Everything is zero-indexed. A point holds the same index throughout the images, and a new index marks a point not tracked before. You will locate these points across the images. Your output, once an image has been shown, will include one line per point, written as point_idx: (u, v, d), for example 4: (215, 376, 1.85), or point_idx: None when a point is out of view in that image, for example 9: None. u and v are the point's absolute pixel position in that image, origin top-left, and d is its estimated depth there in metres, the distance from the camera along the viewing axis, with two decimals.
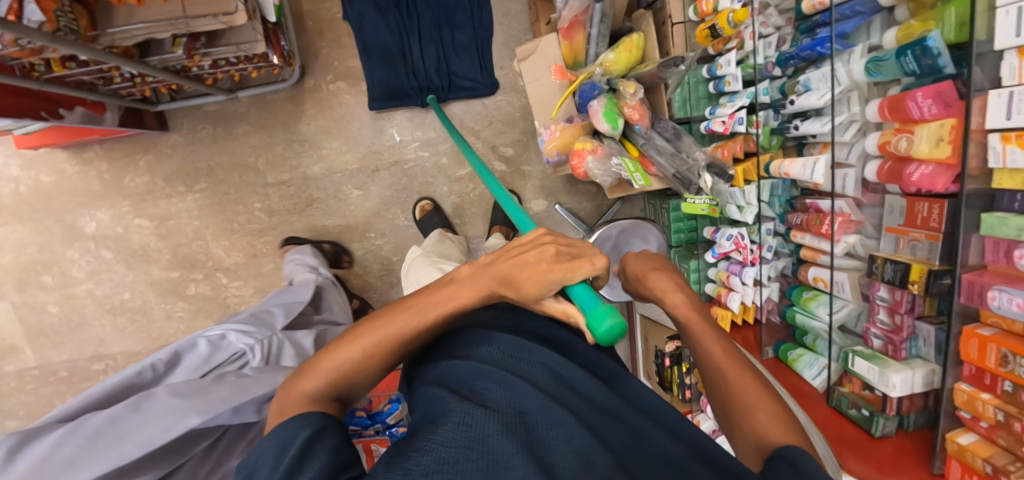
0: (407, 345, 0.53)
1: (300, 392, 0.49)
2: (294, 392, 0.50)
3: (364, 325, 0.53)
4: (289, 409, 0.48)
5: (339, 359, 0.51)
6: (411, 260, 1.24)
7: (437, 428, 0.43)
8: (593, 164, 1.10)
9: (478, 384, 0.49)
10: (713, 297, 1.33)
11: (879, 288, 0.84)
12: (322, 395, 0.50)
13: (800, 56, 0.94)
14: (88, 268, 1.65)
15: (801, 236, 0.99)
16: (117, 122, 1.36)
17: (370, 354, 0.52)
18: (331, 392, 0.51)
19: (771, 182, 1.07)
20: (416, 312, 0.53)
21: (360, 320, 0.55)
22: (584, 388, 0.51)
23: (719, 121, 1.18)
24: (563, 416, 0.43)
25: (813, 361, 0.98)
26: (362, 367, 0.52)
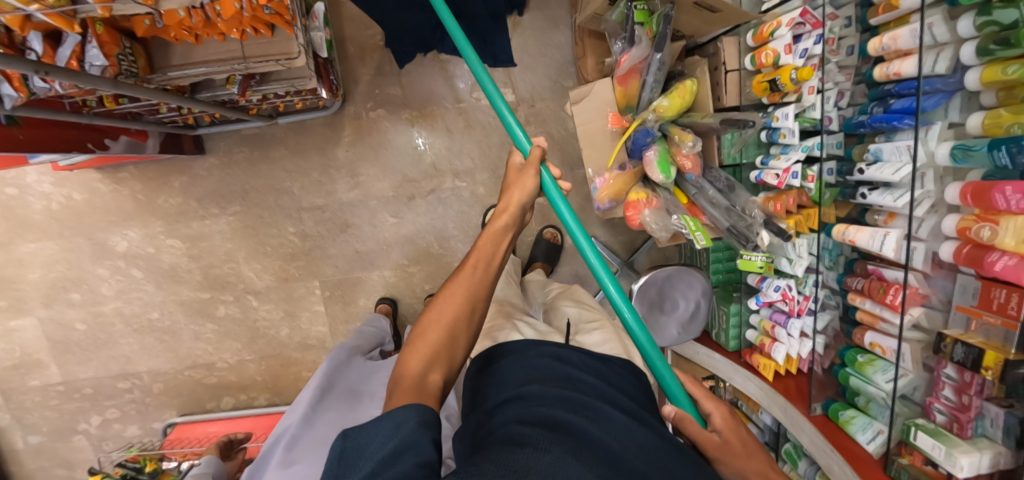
0: (477, 304, 0.72)
1: (403, 378, 0.61)
2: (400, 374, 0.62)
3: (436, 300, 0.72)
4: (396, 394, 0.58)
5: (430, 340, 0.66)
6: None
7: (512, 445, 0.48)
8: (650, 218, 1.10)
9: (541, 418, 0.54)
10: (754, 344, 1.33)
11: (946, 366, 0.84)
12: (416, 373, 0.62)
13: (870, 126, 0.93)
14: (117, 287, 1.63)
15: (860, 300, 0.99)
16: (158, 149, 1.34)
17: (454, 315, 0.69)
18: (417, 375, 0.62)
19: (818, 237, 1.10)
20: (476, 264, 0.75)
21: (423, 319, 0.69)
22: (619, 422, 0.58)
23: (771, 173, 1.17)
24: (598, 434, 0.52)
25: (867, 425, 0.99)
26: (440, 351, 0.65)
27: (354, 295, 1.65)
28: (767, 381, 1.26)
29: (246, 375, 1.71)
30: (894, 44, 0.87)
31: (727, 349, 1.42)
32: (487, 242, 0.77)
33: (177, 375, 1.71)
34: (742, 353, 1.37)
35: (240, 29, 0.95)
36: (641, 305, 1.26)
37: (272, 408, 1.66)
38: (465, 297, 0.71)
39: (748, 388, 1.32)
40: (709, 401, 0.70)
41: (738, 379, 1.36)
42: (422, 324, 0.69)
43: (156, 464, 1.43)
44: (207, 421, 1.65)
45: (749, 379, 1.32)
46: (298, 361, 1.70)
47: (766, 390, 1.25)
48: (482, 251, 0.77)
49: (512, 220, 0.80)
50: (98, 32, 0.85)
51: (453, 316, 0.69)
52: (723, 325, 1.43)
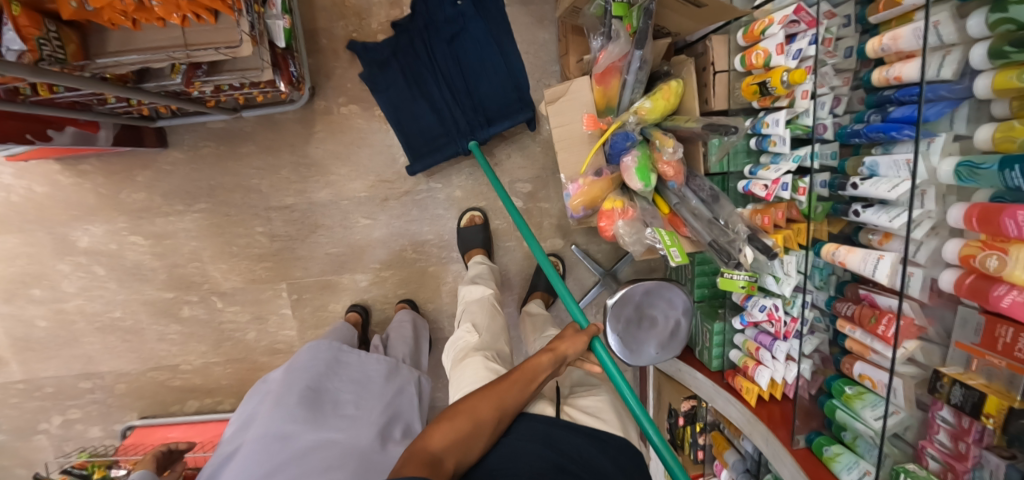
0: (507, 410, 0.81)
1: (421, 452, 0.69)
2: (420, 450, 0.70)
3: (476, 395, 0.80)
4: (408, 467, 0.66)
5: (449, 427, 0.74)
6: (461, 347, 1.09)
7: None
8: (624, 229, 1.00)
9: None
10: (737, 365, 1.24)
11: (941, 408, 0.75)
12: (431, 453, 0.69)
13: (867, 136, 0.83)
14: (78, 284, 1.57)
15: (849, 329, 0.89)
16: (112, 141, 1.27)
17: (482, 415, 0.77)
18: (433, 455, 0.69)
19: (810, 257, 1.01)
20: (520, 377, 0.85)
21: (454, 411, 0.77)
22: None
23: (760, 184, 1.09)
24: None
25: (853, 465, 0.90)
26: (458, 439, 0.72)
27: (324, 300, 1.58)
28: (750, 407, 1.17)
29: (212, 379, 1.64)
30: (895, 45, 0.78)
31: (710, 369, 1.32)
32: (529, 368, 0.87)
33: (140, 376, 1.64)
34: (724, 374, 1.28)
35: (180, 14, 0.88)
36: (617, 323, 1.17)
37: None
38: (498, 402, 0.80)
39: (730, 412, 1.24)
40: None
41: (720, 401, 1.27)
42: (449, 417, 0.76)
43: (104, 471, 1.38)
44: (169, 426, 1.58)
45: (731, 403, 1.23)
46: (265, 365, 1.63)
47: (748, 416, 1.16)
48: (524, 374, 0.86)
49: (555, 360, 0.89)
50: (14, 14, 0.77)
51: (481, 417, 0.77)
52: (706, 343, 1.34)
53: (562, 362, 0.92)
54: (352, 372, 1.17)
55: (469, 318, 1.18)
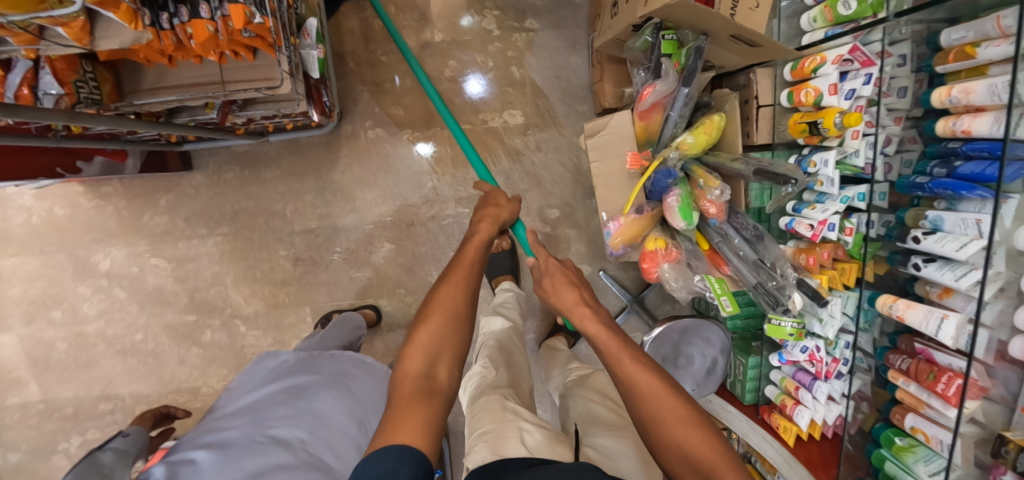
0: (470, 293, 0.83)
1: (408, 376, 0.71)
2: (406, 374, 0.71)
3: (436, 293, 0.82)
4: (402, 396, 0.67)
5: (429, 330, 0.75)
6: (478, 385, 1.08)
7: None
8: (670, 273, 0.98)
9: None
10: (773, 402, 1.23)
11: (1004, 473, 0.74)
12: (420, 373, 0.71)
13: (930, 190, 0.81)
14: (99, 306, 1.54)
15: (903, 382, 0.88)
16: (139, 169, 1.24)
17: (449, 303, 0.80)
18: (421, 377, 0.70)
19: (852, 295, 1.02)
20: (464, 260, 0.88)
21: (424, 313, 0.79)
22: None
23: (804, 222, 1.06)
24: None
25: None
26: (438, 350, 0.74)
27: None
28: (787, 446, 1.16)
29: None
30: (965, 99, 0.75)
31: (743, 402, 1.31)
32: (476, 245, 0.91)
33: (160, 399, 1.62)
34: (759, 410, 1.26)
35: (218, 52, 0.85)
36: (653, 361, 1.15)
37: None
38: (464, 292, 0.82)
39: (763, 450, 1.22)
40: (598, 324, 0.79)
41: (754, 437, 1.25)
42: (421, 323, 0.77)
43: None
44: None
45: (766, 440, 1.21)
46: None
47: (785, 456, 1.15)
48: (474, 251, 0.91)
49: (492, 227, 0.97)
50: (51, 57, 0.75)
51: (450, 308, 0.79)
52: (739, 376, 1.33)
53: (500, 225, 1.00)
54: (370, 392, 0.98)
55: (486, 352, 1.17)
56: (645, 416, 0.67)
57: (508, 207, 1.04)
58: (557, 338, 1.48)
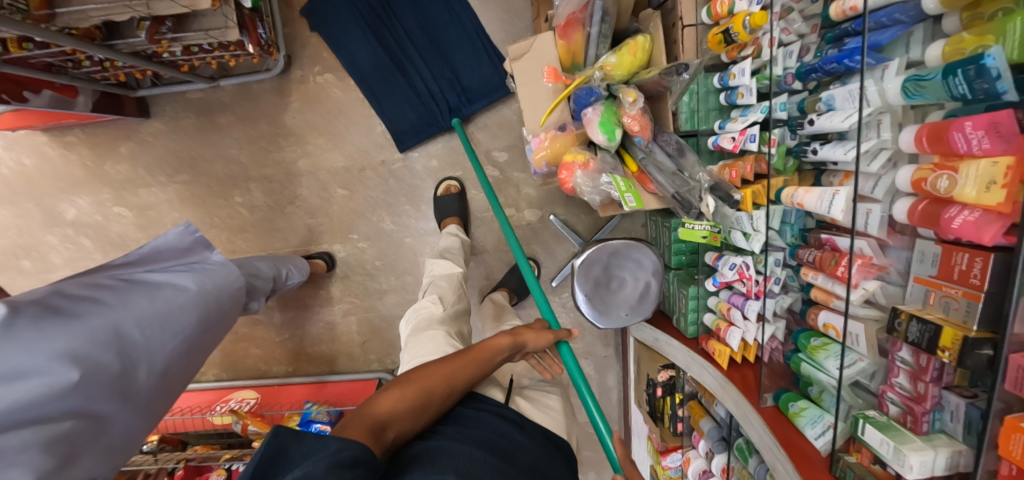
0: (459, 386, 0.78)
1: (368, 417, 0.64)
2: (368, 412, 0.65)
3: (434, 366, 0.78)
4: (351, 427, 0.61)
5: (399, 395, 0.70)
6: (423, 316, 1.10)
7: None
8: (581, 180, 0.98)
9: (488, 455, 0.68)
10: (711, 330, 1.22)
11: (901, 348, 0.72)
12: (378, 417, 0.65)
13: (823, 70, 0.80)
14: (66, 255, 1.59)
15: (812, 275, 0.86)
16: (90, 107, 1.28)
17: (435, 384, 0.75)
18: (381, 420, 0.64)
19: (782, 208, 0.95)
20: (476, 367, 0.82)
21: (405, 378, 0.75)
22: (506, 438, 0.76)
23: (727, 137, 1.06)
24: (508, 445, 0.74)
25: (817, 418, 0.86)
26: (410, 409, 0.69)
27: None
28: (722, 370, 1.14)
29: None
30: None
31: (685, 336, 1.30)
32: (491, 353, 0.86)
33: None
34: (699, 340, 1.25)
35: None
36: (585, 284, 1.15)
37: (218, 383, 1.61)
38: (452, 377, 0.77)
39: (703, 379, 1.20)
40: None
41: (694, 368, 1.24)
42: (393, 386, 0.73)
43: None
44: None
45: (704, 368, 1.20)
46: (247, 336, 1.64)
47: (719, 380, 1.13)
48: (484, 353, 0.85)
49: (517, 346, 0.89)
50: None
51: (434, 388, 0.74)
52: (682, 309, 1.31)
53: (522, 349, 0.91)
54: (215, 340, 0.93)
55: (435, 290, 1.19)
56: None
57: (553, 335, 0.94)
58: (501, 292, 1.46)
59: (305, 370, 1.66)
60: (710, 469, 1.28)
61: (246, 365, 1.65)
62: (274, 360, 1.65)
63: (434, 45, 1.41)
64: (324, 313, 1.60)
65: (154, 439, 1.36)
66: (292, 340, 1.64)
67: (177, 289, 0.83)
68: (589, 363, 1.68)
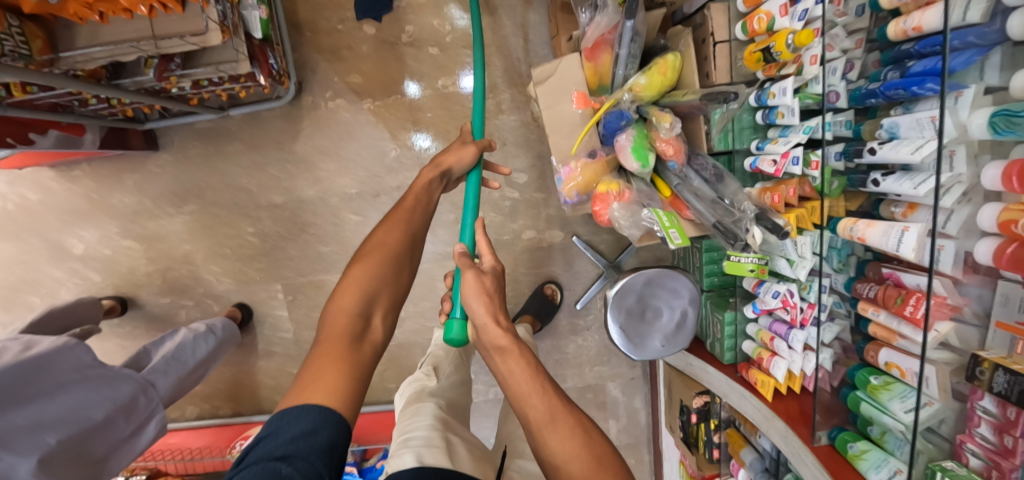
0: (416, 239, 0.83)
1: (339, 312, 0.67)
2: (336, 310, 0.67)
3: (380, 226, 0.81)
4: (327, 343, 0.63)
5: (360, 274, 0.72)
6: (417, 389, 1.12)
7: None
8: (619, 212, 0.93)
9: None
10: (750, 357, 1.16)
11: (982, 397, 0.66)
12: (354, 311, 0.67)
13: (884, 94, 0.74)
14: (75, 290, 1.56)
15: (872, 311, 0.80)
16: (98, 145, 1.24)
17: (387, 242, 0.78)
18: (355, 314, 0.67)
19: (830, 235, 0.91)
20: (404, 217, 0.83)
21: (362, 251, 0.77)
22: None
23: (767, 159, 1.00)
24: None
25: (881, 463, 0.81)
26: (377, 287, 0.72)
27: (318, 299, 1.55)
28: (766, 402, 1.09)
29: (209, 383, 1.62)
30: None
31: (722, 362, 1.25)
32: (420, 190, 0.87)
33: None
34: (738, 367, 1.20)
35: (146, 5, 0.83)
36: (618, 315, 1.10)
37: (236, 418, 1.58)
38: (409, 235, 0.81)
39: (744, 408, 1.14)
40: (480, 295, 0.65)
41: (734, 397, 1.18)
42: (359, 260, 0.75)
43: None
44: (169, 431, 1.56)
45: (746, 398, 1.14)
46: (263, 368, 1.60)
47: (764, 413, 1.07)
48: (417, 198, 0.86)
49: (439, 173, 0.90)
50: None
51: (393, 247, 0.78)
52: (717, 335, 1.26)
53: (450, 174, 0.93)
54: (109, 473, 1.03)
55: (431, 361, 1.23)
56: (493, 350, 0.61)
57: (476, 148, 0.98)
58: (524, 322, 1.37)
59: None
60: None
61: (262, 396, 1.61)
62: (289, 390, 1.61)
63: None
64: None
65: None
66: None
67: (129, 424, 1.05)
68: (613, 384, 1.63)
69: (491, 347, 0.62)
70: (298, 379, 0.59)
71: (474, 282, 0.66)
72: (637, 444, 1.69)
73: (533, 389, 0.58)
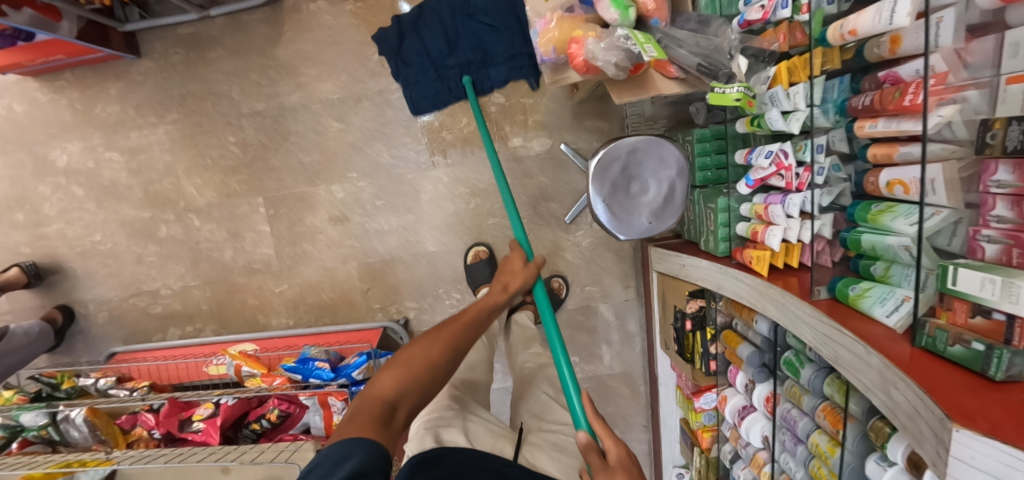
0: (470, 331, 0.75)
1: (373, 399, 0.61)
2: (371, 396, 0.62)
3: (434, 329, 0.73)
4: (357, 419, 0.58)
5: (403, 372, 0.65)
6: None
7: None
8: (594, 45, 0.85)
9: None
10: (746, 239, 1.09)
11: (998, 170, 0.55)
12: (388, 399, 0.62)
13: None
14: (59, 206, 1.53)
15: (871, 123, 0.73)
16: (75, 34, 1.19)
17: (442, 348, 0.69)
18: (392, 401, 0.62)
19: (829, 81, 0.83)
20: (469, 317, 0.76)
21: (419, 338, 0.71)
22: None
23: (756, 7, 0.94)
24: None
25: (887, 295, 0.73)
26: (424, 383, 0.66)
27: (300, 213, 1.50)
28: (761, 277, 1.00)
29: (190, 304, 1.58)
30: None
31: (717, 255, 1.17)
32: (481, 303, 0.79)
33: (121, 302, 1.59)
34: (733, 254, 1.11)
35: None
36: (601, 186, 1.04)
37: (214, 337, 1.52)
38: (462, 327, 0.74)
39: (739, 293, 1.07)
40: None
41: (728, 285, 1.10)
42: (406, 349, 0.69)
43: (72, 381, 1.25)
44: (147, 350, 1.51)
45: (740, 280, 1.06)
46: (244, 287, 1.56)
47: (758, 287, 0.99)
48: (479, 310, 0.79)
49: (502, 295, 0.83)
50: None
51: (441, 353, 0.69)
52: (711, 227, 1.19)
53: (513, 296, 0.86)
54: None
55: None
56: None
57: (527, 270, 0.90)
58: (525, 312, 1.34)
59: (305, 321, 1.56)
60: (750, 403, 1.16)
61: (244, 317, 1.57)
62: (272, 311, 1.56)
63: (475, 44, 1.23)
64: (323, 257, 1.52)
65: (144, 385, 1.22)
66: (291, 289, 1.55)
67: None
68: (607, 306, 1.56)
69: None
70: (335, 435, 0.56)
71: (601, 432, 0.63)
72: (634, 372, 1.62)
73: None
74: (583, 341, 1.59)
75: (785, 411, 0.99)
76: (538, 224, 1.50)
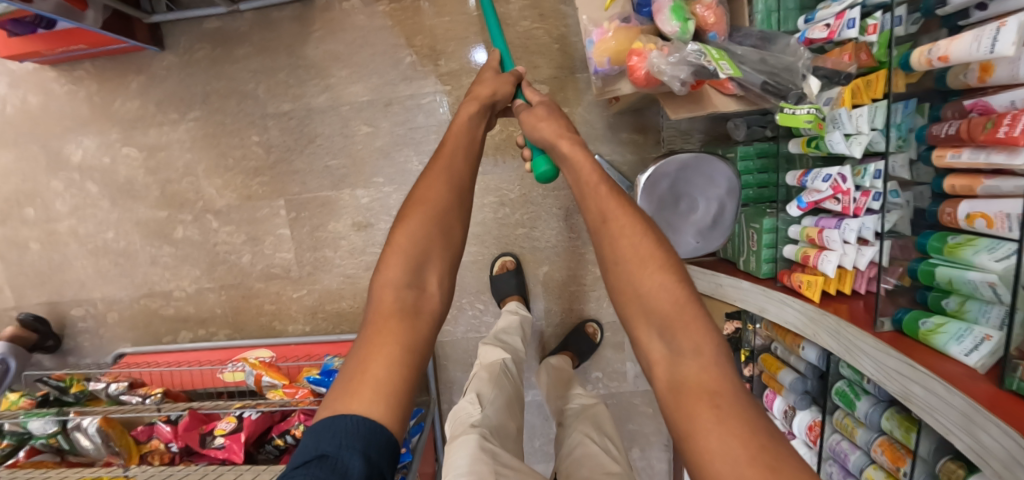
0: (459, 181, 0.74)
1: (388, 287, 0.62)
2: (383, 284, 0.62)
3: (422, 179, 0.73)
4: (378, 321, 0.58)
5: (407, 228, 0.66)
6: (462, 420, 0.91)
7: None
8: (658, 58, 0.82)
9: None
10: (794, 262, 1.06)
11: None
12: (404, 284, 0.62)
13: None
14: (71, 203, 1.48)
15: (955, 153, 0.70)
16: (100, 24, 1.13)
17: (437, 196, 0.70)
18: (405, 287, 0.62)
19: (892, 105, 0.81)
20: (450, 154, 0.76)
21: (408, 207, 0.70)
22: None
23: (819, 26, 0.91)
24: None
25: (963, 332, 0.69)
26: (423, 253, 0.65)
27: (323, 218, 1.45)
28: (813, 303, 0.97)
29: (204, 307, 1.52)
30: None
31: (759, 276, 1.14)
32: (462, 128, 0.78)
33: (131, 304, 1.53)
34: (779, 277, 1.09)
35: None
36: (649, 203, 1.00)
37: (228, 342, 1.46)
38: (447, 177, 0.72)
39: (785, 317, 1.04)
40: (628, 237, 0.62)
41: (773, 308, 1.08)
42: (403, 221, 0.68)
43: (81, 386, 1.19)
44: (159, 353, 1.45)
45: (787, 304, 1.03)
46: (261, 293, 1.51)
47: (808, 314, 0.97)
48: (460, 135, 0.78)
49: (484, 106, 0.81)
50: None
51: (435, 199, 0.70)
52: (753, 248, 1.16)
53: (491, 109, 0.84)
54: None
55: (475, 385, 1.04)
56: (638, 313, 0.58)
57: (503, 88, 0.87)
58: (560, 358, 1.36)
59: (323, 329, 1.52)
60: (788, 431, 1.13)
61: (260, 323, 1.52)
62: (289, 318, 1.51)
63: None
64: (345, 263, 1.48)
65: (159, 392, 1.16)
66: (309, 295, 1.50)
67: None
68: None
69: (597, 218, 0.65)
70: (342, 378, 0.54)
71: (552, 131, 0.74)
72: None
73: (688, 321, 0.54)
74: (608, 357, 1.56)
75: (834, 441, 0.96)
76: (568, 237, 1.46)
